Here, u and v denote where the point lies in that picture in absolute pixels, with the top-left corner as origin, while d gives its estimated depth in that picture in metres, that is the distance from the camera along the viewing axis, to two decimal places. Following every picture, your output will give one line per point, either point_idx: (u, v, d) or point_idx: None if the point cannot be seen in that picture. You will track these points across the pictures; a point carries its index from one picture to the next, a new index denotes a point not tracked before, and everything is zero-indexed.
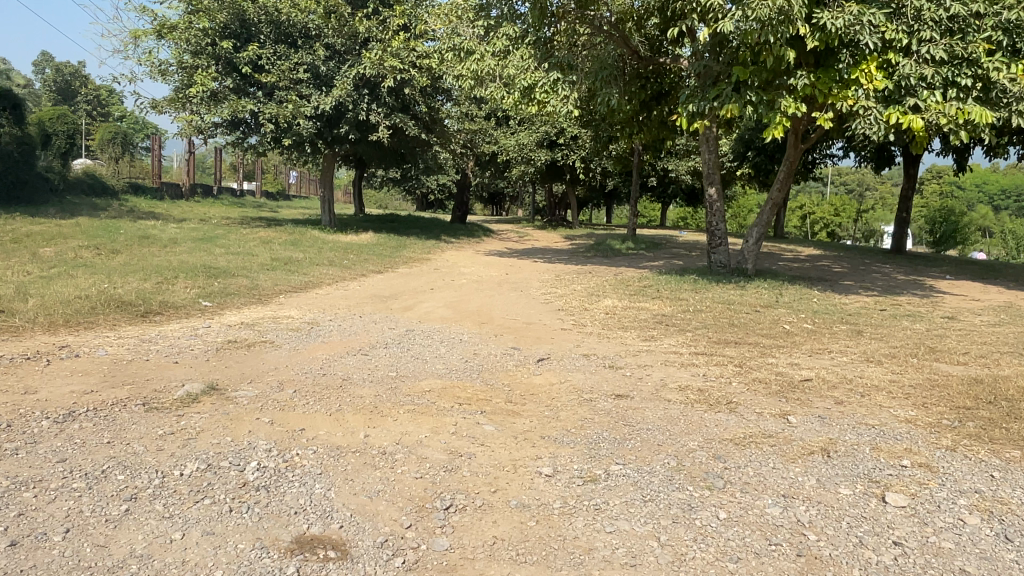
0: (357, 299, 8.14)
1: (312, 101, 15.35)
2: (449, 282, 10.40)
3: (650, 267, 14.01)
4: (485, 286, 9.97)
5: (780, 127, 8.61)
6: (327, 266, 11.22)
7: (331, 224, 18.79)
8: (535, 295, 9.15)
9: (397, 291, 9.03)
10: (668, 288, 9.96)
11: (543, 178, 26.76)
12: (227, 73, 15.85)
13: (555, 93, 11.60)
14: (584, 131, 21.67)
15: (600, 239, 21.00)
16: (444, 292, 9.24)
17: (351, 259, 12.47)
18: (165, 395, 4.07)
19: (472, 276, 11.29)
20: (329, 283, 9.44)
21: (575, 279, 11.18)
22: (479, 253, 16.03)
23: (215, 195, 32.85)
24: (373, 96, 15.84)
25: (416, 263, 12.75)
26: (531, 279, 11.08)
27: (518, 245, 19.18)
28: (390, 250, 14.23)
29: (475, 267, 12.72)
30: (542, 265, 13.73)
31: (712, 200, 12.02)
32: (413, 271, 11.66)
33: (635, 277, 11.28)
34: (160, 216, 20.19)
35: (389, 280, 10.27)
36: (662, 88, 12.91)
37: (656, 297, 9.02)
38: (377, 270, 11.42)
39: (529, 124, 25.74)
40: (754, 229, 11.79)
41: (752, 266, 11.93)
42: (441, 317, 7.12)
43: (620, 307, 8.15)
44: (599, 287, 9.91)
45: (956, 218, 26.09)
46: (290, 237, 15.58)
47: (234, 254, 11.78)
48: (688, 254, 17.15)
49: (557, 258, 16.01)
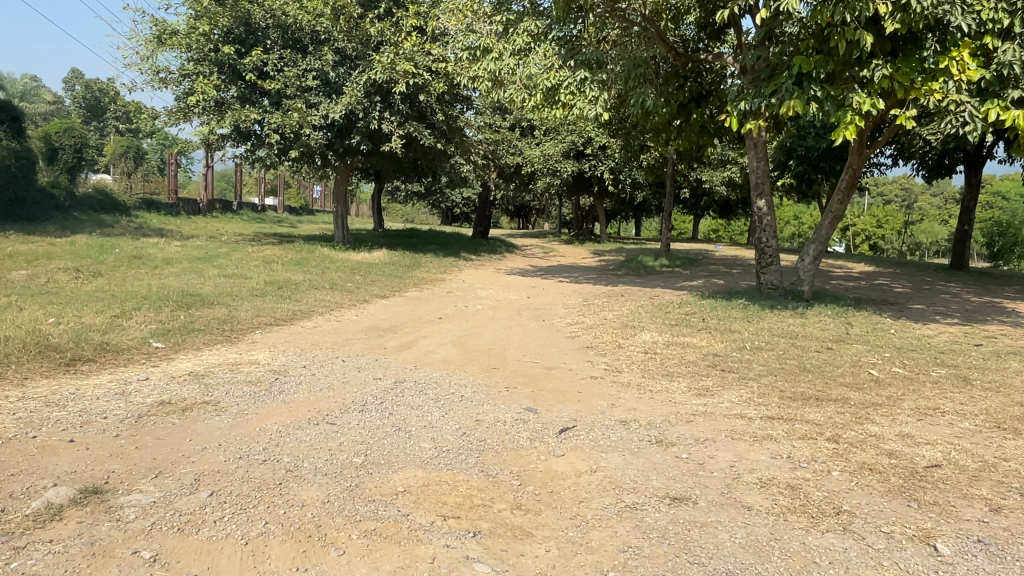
0: (348, 333, 6.91)
1: (320, 109, 14.29)
2: (462, 309, 9.14)
3: (688, 287, 12.57)
4: (502, 314, 8.70)
5: (852, 127, 7.19)
6: (326, 289, 10.01)
7: (345, 241, 17.66)
8: (560, 325, 7.83)
9: (398, 321, 7.79)
10: (715, 316, 8.56)
11: (570, 190, 25.45)
12: (232, 81, 14.88)
13: (581, 94, 10.31)
14: (615, 140, 20.33)
15: (631, 254, 19.60)
16: (453, 322, 7.97)
17: (357, 280, 11.27)
18: (18, 505, 2.82)
19: (489, 300, 10.01)
20: (323, 310, 8.26)
21: (606, 302, 9.86)
22: (500, 271, 14.78)
23: (233, 211, 32.36)
24: (386, 104, 14.69)
25: (428, 285, 11.54)
26: (556, 303, 9.78)
27: (543, 263, 17.89)
28: (402, 270, 13.06)
29: (494, 289, 11.46)
30: (568, 286, 12.39)
31: (760, 212, 10.58)
32: (424, 294, 10.45)
33: (675, 301, 9.90)
34: (167, 232, 19.33)
35: (393, 306, 9.05)
36: (701, 90, 11.56)
37: (704, 329, 7.63)
38: (382, 293, 10.19)
39: (555, 133, 24.50)
40: (811, 246, 10.30)
41: (808, 288, 10.43)
42: (443, 359, 5.83)
43: (661, 344, 6.77)
44: (634, 315, 8.55)
45: (1015, 232, 24.09)
46: (298, 255, 14.52)
47: (227, 276, 10.72)
48: (728, 273, 15.67)
49: (585, 277, 14.67)
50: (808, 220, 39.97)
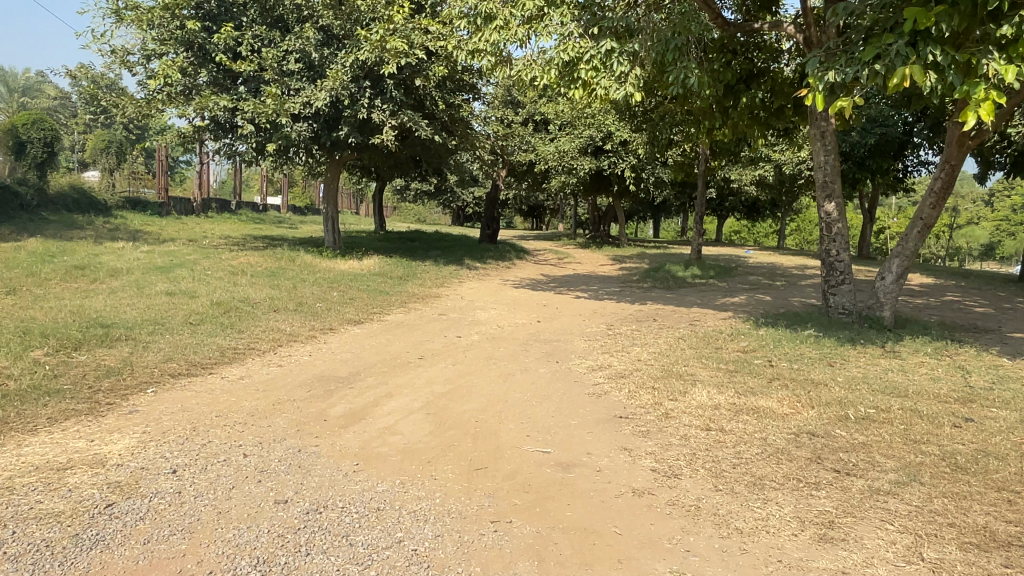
0: (285, 388, 4.93)
1: (303, 96, 12.41)
2: (454, 340, 7.13)
3: (731, 307, 10.53)
4: (505, 349, 6.69)
5: (990, 107, 5.07)
6: (286, 311, 8.07)
7: (336, 246, 15.74)
8: (579, 372, 5.79)
9: (365, 364, 5.80)
10: (783, 358, 6.50)
11: (587, 189, 23.43)
12: (202, 63, 13.07)
13: (607, 71, 8.31)
14: (639, 134, 18.26)
15: (656, 262, 17.56)
16: (437, 364, 5.95)
17: (331, 297, 9.34)
18: None
19: (491, 327, 8.00)
20: (267, 343, 6.29)
21: (639, 331, 7.80)
22: (507, 283, 12.78)
23: (230, 210, 30.71)
24: (378, 91, 12.71)
25: (420, 303, 9.57)
26: (576, 332, 7.76)
27: (557, 271, 15.91)
28: (392, 283, 11.09)
29: (498, 308, 9.46)
30: (588, 304, 10.37)
31: (828, 218, 8.51)
32: (411, 316, 8.46)
33: (724, 330, 7.85)
34: (142, 234, 17.56)
35: (365, 337, 7.06)
36: (751, 68, 9.50)
37: (777, 382, 5.57)
38: (357, 315, 8.23)
39: (572, 127, 22.50)
40: (892, 260, 8.23)
41: (890, 313, 8.33)
42: (403, 445, 3.81)
43: (725, 411, 4.72)
44: (677, 355, 6.50)
45: None
46: (277, 263, 12.66)
47: (173, 293, 8.80)
48: (772, 287, 13.55)
49: (606, 289, 12.67)
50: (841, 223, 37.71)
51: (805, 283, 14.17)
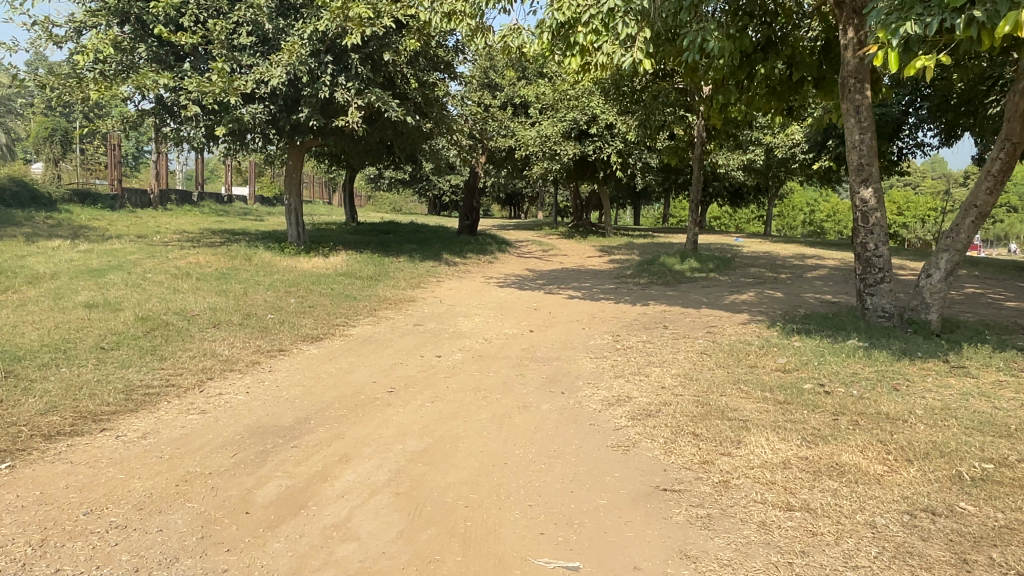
0: (200, 451, 3.62)
1: (256, 74, 10.99)
2: (432, 361, 5.84)
3: (744, 307, 9.34)
4: (496, 375, 5.41)
5: None
6: (229, 326, 6.70)
7: (299, 242, 14.35)
8: (593, 410, 4.52)
9: (317, 405, 4.50)
10: (835, 381, 5.30)
11: (571, 176, 22.19)
12: (140, 37, 11.62)
13: (608, 34, 7.00)
14: (628, 115, 17.01)
15: (648, 253, 16.37)
16: (409, 401, 4.65)
17: (287, 305, 7.99)
18: None
19: (475, 341, 6.71)
20: (193, 377, 4.94)
21: (652, 344, 6.56)
22: (490, 282, 11.49)
23: (191, 202, 29.01)
24: (341, 67, 11.24)
25: (391, 310, 8.25)
26: (577, 347, 6.49)
27: (543, 265, 14.68)
28: (360, 285, 9.75)
29: (482, 315, 8.16)
30: (584, 307, 9.13)
31: (865, 206, 7.32)
32: (381, 329, 7.14)
33: (751, 341, 6.66)
34: (85, 231, 15.96)
35: (322, 360, 5.74)
36: (773, 36, 8.18)
37: (845, 421, 4.36)
38: (316, 329, 6.89)
39: (554, 110, 21.22)
40: (940, 254, 7.09)
41: (939, 316, 7.17)
42: (356, 567, 2.54)
43: (800, 474, 3.49)
44: (707, 380, 5.27)
45: None
46: (230, 263, 11.25)
47: (94, 305, 7.38)
48: (778, 281, 12.43)
49: (600, 286, 11.44)
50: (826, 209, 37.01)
51: (813, 276, 13.07)
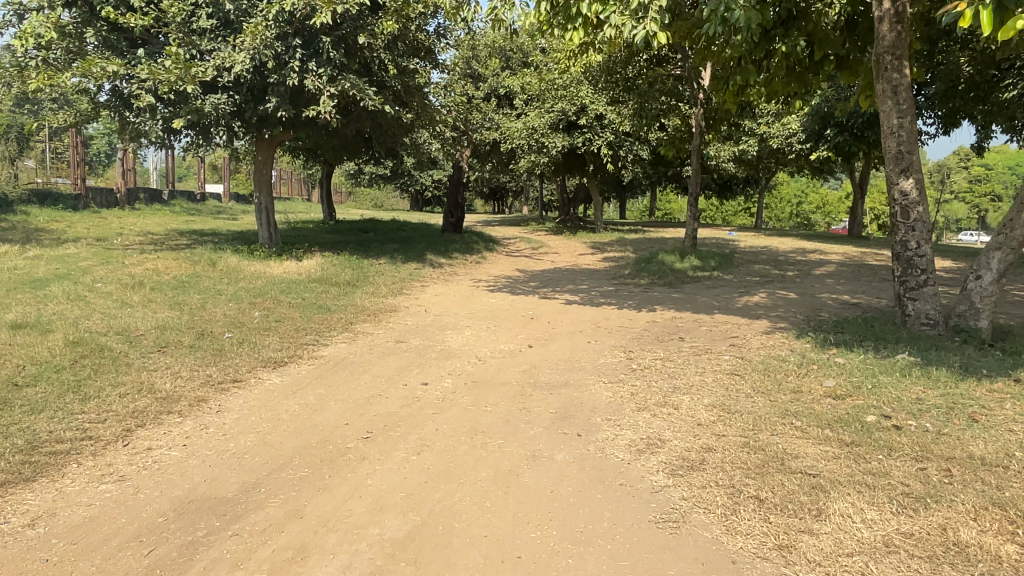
0: (102, 549, 2.69)
1: (217, 60, 9.99)
2: (416, 390, 4.90)
3: (761, 312, 8.46)
4: (495, 409, 4.49)
5: None
6: (177, 351, 5.71)
7: (271, 244, 13.34)
8: (619, 461, 3.62)
9: (271, 462, 3.58)
10: (901, 411, 4.43)
11: (558, 170, 21.28)
12: (88, 20, 10.55)
13: (614, 4, 6.09)
14: (621, 104, 16.10)
15: (644, 250, 15.48)
16: (388, 452, 3.73)
17: (249, 320, 6.99)
18: None
19: (467, 362, 5.78)
20: (118, 426, 3.98)
21: (673, 363, 5.67)
22: (478, 285, 10.56)
23: (161, 201, 27.73)
24: (311, 52, 10.22)
25: (370, 323, 7.29)
26: (586, 368, 5.58)
27: (533, 265, 13.76)
28: (336, 293, 8.77)
29: (473, 327, 7.22)
30: (585, 315, 8.21)
31: (905, 199, 6.47)
32: (357, 347, 6.20)
33: (784, 357, 5.79)
34: (39, 235, 14.78)
35: (283, 393, 4.80)
36: (793, 8, 7.29)
37: (936, 471, 3.49)
38: (281, 352, 5.91)
39: (541, 100, 20.31)
40: (992, 252, 6.26)
41: (990, 321, 6.34)
42: None
43: (913, 564, 2.62)
44: (748, 412, 4.38)
45: None
46: (192, 269, 10.24)
47: (23, 325, 6.37)
48: (786, 279, 11.61)
49: (599, 289, 10.53)
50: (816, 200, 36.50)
51: (821, 274, 12.25)
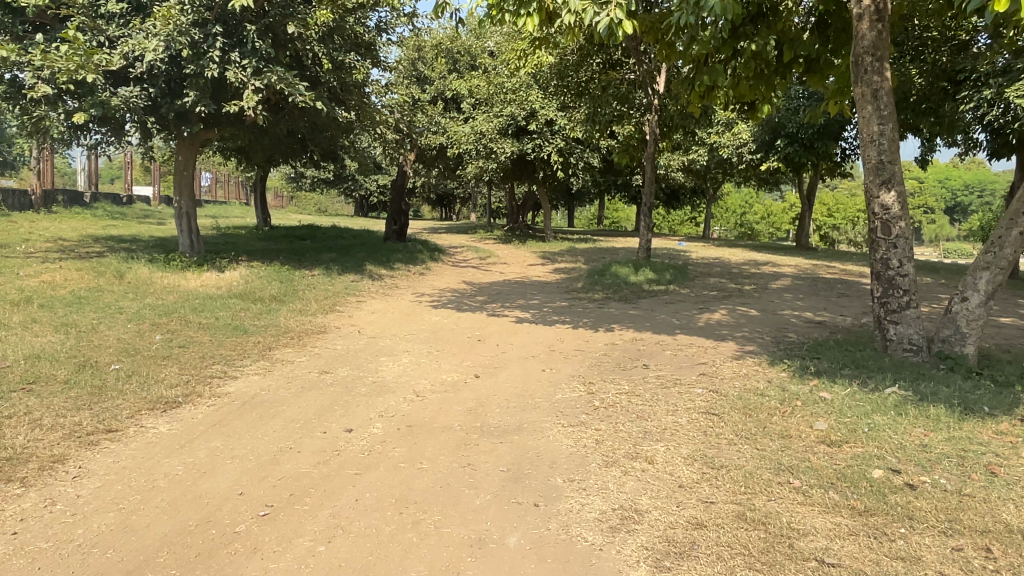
0: None
1: (126, 48, 8.92)
2: (337, 441, 4.04)
3: (725, 332, 7.84)
4: (432, 467, 3.67)
5: None
6: (42, 389, 4.69)
7: (193, 252, 12.20)
8: (588, 546, 2.85)
9: (127, 561, 2.70)
10: (908, 462, 3.81)
11: (507, 176, 20.57)
12: None
13: None
14: (572, 109, 15.49)
15: (597, 261, 14.85)
16: (291, 539, 2.88)
17: (147, 346, 5.97)
18: None
19: (402, 398, 4.93)
20: None
21: (641, 397, 4.95)
22: (420, 300, 9.70)
23: (82, 204, 25.89)
24: (234, 42, 9.24)
25: (291, 347, 6.36)
26: (542, 404, 4.82)
27: (481, 277, 12.96)
28: (257, 311, 7.80)
29: (411, 352, 6.37)
30: (536, 336, 7.43)
31: (886, 213, 5.93)
32: (272, 380, 5.29)
33: (763, 389, 5.15)
34: None
35: (168, 448, 3.88)
36: (763, 4, 6.68)
37: (974, 551, 2.84)
38: (177, 388, 4.95)
39: (490, 104, 19.60)
40: (980, 272, 5.76)
41: (976, 347, 5.83)
42: None
43: None
44: (736, 467, 3.69)
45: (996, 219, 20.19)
46: (95, 282, 9.09)
47: None
48: (744, 293, 11.11)
49: (551, 304, 9.79)
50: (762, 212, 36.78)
51: (779, 288, 11.81)
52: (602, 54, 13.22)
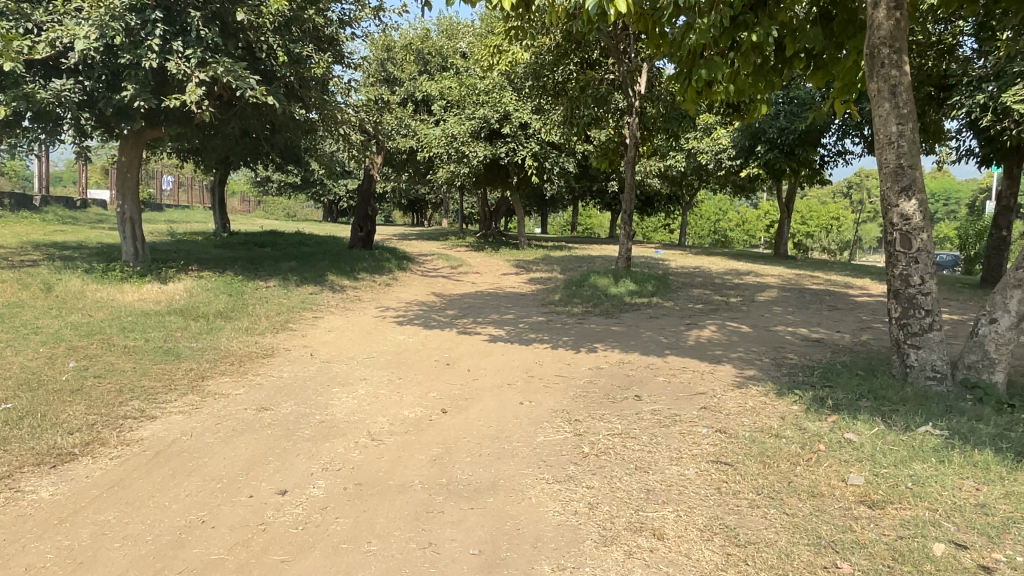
0: None
1: (53, 34, 7.98)
2: (264, 510, 3.21)
3: (719, 352, 7.14)
4: (383, 550, 2.86)
5: None
6: None
7: (136, 261, 11.19)
8: None
9: None
10: (971, 532, 3.11)
11: (480, 181, 19.79)
12: None
13: None
14: (549, 111, 14.79)
15: (574, 271, 14.14)
16: None
17: (54, 377, 5.04)
18: None
19: (351, 444, 4.10)
20: None
21: (637, 440, 4.18)
22: (384, 315, 8.85)
23: (31, 208, 24.55)
24: (177, 30, 8.34)
25: (229, 375, 5.47)
26: (520, 449, 4.03)
27: (452, 287, 12.15)
28: (196, 330, 6.87)
29: (368, 380, 5.53)
30: (512, 359, 6.63)
31: (906, 224, 5.27)
32: (197, 421, 4.41)
33: (777, 428, 4.42)
34: None
35: (42, 526, 3.02)
36: None
37: None
38: (78, 433, 4.06)
39: (462, 106, 18.85)
40: (1011, 290, 5.13)
41: (1006, 375, 5.18)
42: None
43: None
44: (767, 543, 2.95)
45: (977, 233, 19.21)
46: (16, 295, 8.09)
47: None
48: (731, 306, 10.46)
49: (527, 319, 9.01)
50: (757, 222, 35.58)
51: (766, 300, 11.19)
52: (579, 53, 12.56)
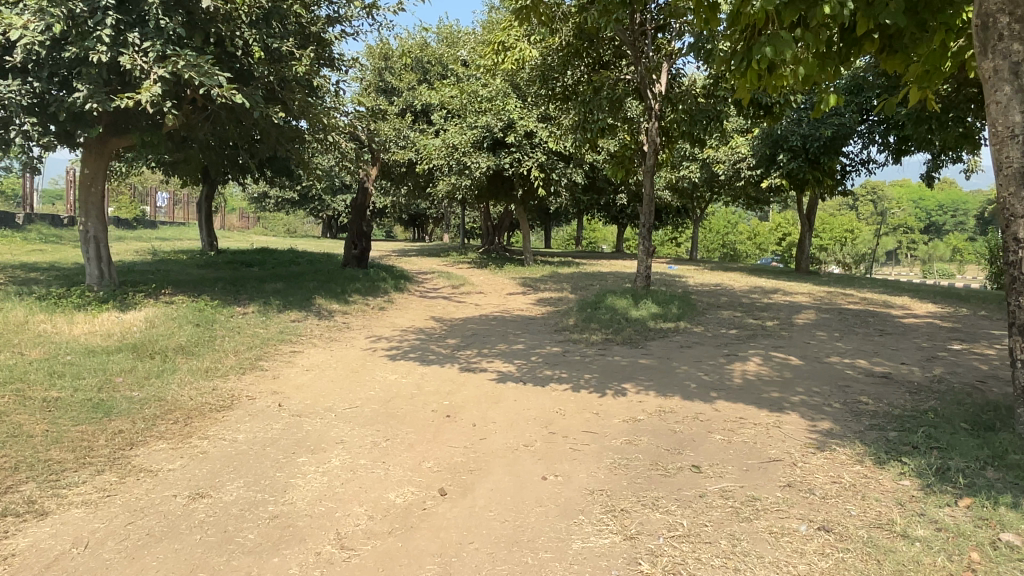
0: None
1: None
2: None
3: (777, 395, 5.90)
4: None
5: None
6: None
7: (101, 284, 10.04)
8: None
9: None
10: None
11: (483, 195, 18.64)
12: None
13: None
14: (558, 118, 13.64)
15: (588, 291, 12.93)
16: None
17: None
18: None
19: (310, 560, 2.89)
20: None
21: (714, 549, 2.96)
22: (375, 348, 7.63)
23: (14, 227, 23.48)
24: (134, 20, 7.23)
25: (166, 442, 4.24)
26: (552, 569, 2.82)
27: (454, 311, 10.94)
28: (143, 374, 5.66)
29: (346, 444, 4.31)
30: (526, 407, 5.40)
31: None
32: (101, 522, 3.19)
33: (901, 524, 3.20)
34: None
35: None
36: None
37: None
38: None
39: (464, 115, 17.75)
40: None
41: None
42: None
43: None
44: None
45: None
46: None
47: None
48: (770, 332, 9.24)
49: (541, 351, 7.79)
50: (778, 233, 33.90)
51: (806, 324, 9.96)
52: (591, 52, 11.45)
